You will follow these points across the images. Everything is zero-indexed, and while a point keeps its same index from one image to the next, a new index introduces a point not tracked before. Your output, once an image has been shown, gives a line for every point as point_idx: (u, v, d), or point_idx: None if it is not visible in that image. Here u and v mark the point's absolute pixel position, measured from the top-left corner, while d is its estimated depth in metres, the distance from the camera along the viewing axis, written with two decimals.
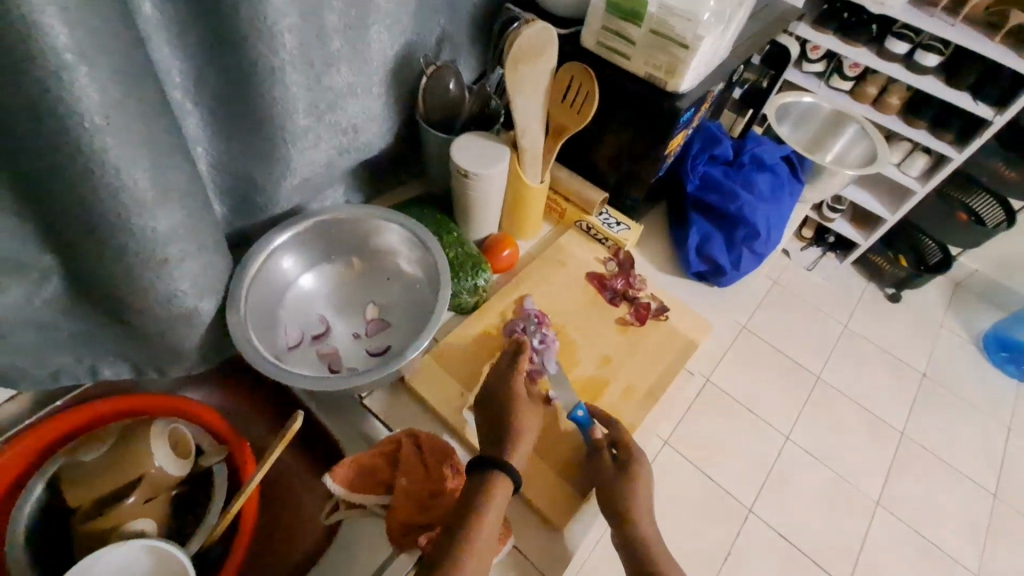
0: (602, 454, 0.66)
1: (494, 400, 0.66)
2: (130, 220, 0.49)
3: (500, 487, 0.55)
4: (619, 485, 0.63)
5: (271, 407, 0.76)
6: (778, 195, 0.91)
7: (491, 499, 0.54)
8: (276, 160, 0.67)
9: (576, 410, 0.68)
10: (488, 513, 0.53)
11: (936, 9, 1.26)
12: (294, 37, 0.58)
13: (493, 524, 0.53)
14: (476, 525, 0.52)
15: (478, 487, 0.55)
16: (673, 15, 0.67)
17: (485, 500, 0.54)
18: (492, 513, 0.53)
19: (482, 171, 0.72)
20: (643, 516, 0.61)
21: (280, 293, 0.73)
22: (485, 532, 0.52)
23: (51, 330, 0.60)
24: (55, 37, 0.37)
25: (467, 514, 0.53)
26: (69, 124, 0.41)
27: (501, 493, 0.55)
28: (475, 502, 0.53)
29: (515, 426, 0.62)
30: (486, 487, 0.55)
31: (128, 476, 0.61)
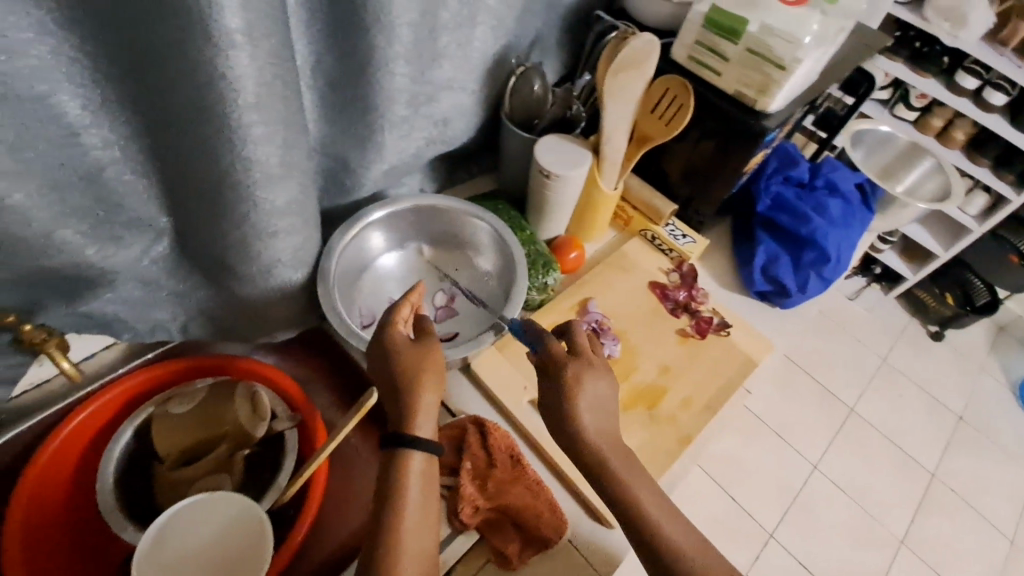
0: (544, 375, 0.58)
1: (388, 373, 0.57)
2: (254, 193, 0.52)
3: (415, 462, 0.52)
4: (562, 410, 0.55)
5: (337, 380, 0.78)
6: (849, 221, 0.91)
7: (407, 482, 0.51)
8: (372, 146, 0.69)
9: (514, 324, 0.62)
10: (408, 496, 0.51)
11: (1005, 50, 1.25)
12: (410, 31, 0.60)
13: (420, 498, 0.51)
14: (400, 514, 0.50)
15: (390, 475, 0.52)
16: (774, 35, 0.67)
17: (402, 486, 0.51)
18: (413, 494, 0.51)
19: (564, 173, 0.74)
20: (593, 431, 0.54)
21: (359, 274, 0.77)
22: (411, 518, 0.50)
23: (155, 287, 0.64)
24: (230, 20, 0.40)
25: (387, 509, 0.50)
26: (225, 100, 0.44)
27: (417, 472, 0.52)
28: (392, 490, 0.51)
29: (407, 393, 0.55)
30: (400, 476, 0.51)
31: (215, 432, 0.66)
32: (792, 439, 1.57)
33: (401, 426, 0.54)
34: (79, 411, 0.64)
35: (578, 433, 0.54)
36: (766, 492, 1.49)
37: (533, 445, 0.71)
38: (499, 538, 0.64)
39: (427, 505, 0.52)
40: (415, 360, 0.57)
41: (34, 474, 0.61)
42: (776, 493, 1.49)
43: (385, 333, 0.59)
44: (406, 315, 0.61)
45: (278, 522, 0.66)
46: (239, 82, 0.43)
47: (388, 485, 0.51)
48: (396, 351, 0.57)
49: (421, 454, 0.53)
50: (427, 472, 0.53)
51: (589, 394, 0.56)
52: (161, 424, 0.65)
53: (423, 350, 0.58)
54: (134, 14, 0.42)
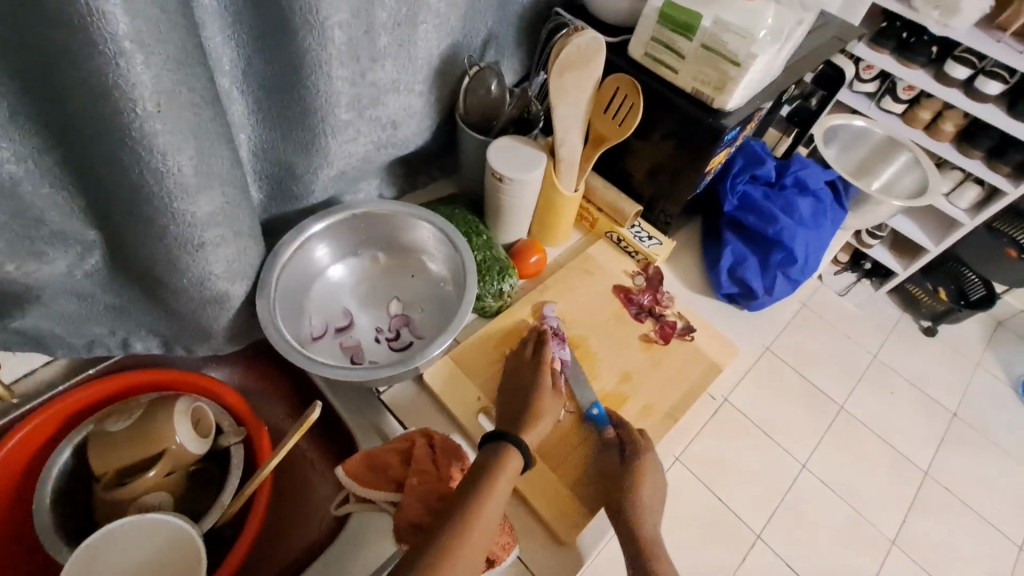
0: (613, 450, 0.67)
1: (517, 388, 0.69)
2: (172, 205, 0.50)
3: (516, 460, 0.59)
4: (626, 476, 0.64)
5: (291, 392, 0.77)
6: (819, 220, 0.88)
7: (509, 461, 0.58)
8: (315, 152, 0.67)
9: (593, 409, 0.70)
10: (503, 477, 0.57)
11: (1004, 35, 1.20)
12: (343, 32, 0.58)
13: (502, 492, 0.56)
14: (488, 490, 0.55)
15: (495, 453, 0.58)
16: (728, 30, 0.64)
17: (498, 470, 0.57)
18: (504, 482, 0.56)
19: (517, 177, 0.71)
20: (647, 507, 0.62)
21: (309, 282, 0.75)
22: (495, 502, 0.55)
23: (89, 301, 0.62)
24: (115, 25, 0.37)
25: (482, 481, 0.55)
26: (123, 110, 0.42)
27: (513, 468, 0.58)
28: (492, 467, 0.57)
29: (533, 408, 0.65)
30: (501, 461, 0.58)
31: (151, 449, 0.62)
32: (782, 439, 1.54)
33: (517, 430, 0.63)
34: (14, 431, 0.63)
35: (633, 501, 0.62)
36: (752, 492, 1.46)
37: None
38: None
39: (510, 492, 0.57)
40: (550, 397, 0.67)
41: None
42: (764, 494, 1.46)
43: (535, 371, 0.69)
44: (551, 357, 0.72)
45: (222, 539, 0.65)
46: (135, 90, 0.41)
47: (491, 463, 0.57)
48: (540, 385, 0.67)
49: (518, 456, 0.59)
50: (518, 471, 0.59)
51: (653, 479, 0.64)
52: (100, 440, 0.63)
53: (556, 395, 0.68)
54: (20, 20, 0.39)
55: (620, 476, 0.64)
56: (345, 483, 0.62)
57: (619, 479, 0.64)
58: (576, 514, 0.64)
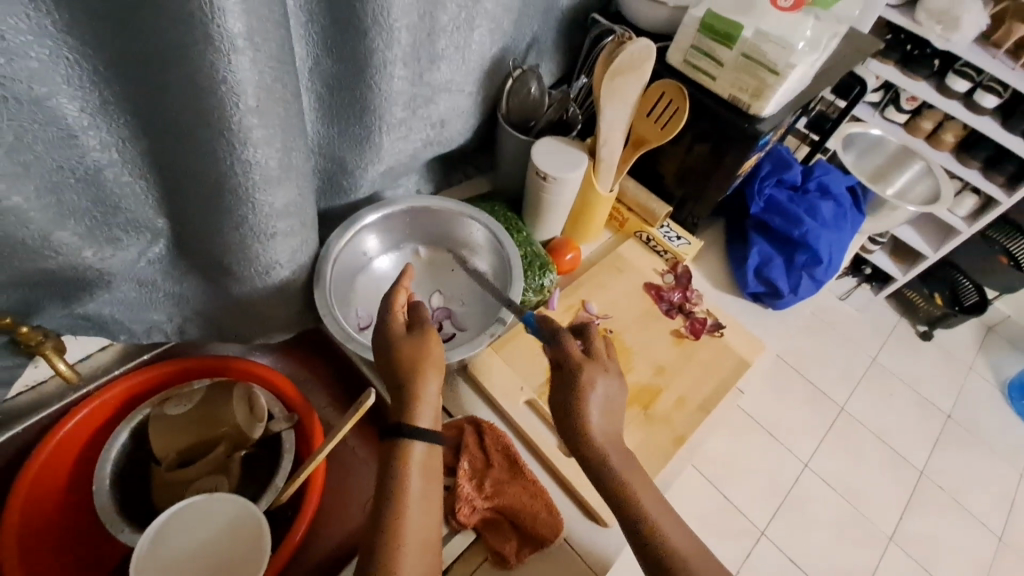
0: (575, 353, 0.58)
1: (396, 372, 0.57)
2: (254, 196, 0.52)
3: (416, 453, 0.54)
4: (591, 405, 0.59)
5: (335, 380, 0.79)
6: (840, 224, 0.92)
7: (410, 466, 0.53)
8: (370, 147, 0.70)
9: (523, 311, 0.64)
10: (412, 482, 0.53)
11: (998, 52, 1.26)
12: (408, 34, 0.61)
13: (420, 491, 0.53)
14: (402, 502, 0.52)
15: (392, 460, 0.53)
16: (768, 41, 0.68)
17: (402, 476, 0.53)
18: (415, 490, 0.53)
19: (561, 176, 0.74)
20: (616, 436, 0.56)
21: (356, 274, 0.77)
22: (415, 511, 0.52)
23: (150, 287, 0.64)
24: (232, 25, 0.40)
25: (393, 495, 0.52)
26: (225, 104, 0.44)
27: (417, 464, 0.54)
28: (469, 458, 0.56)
29: (409, 385, 0.55)
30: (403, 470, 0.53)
31: (212, 432, 0.66)
32: (784, 438, 1.59)
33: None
34: (74, 413, 0.64)
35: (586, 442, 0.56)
36: (756, 489, 1.51)
37: (531, 448, 0.71)
38: (495, 537, 0.64)
39: (427, 489, 0.54)
40: (412, 352, 0.57)
41: (31, 475, 0.61)
42: (767, 491, 1.51)
43: (384, 322, 0.59)
44: (402, 303, 0.61)
45: (274, 522, 0.67)
46: (240, 86, 0.43)
47: (393, 476, 0.53)
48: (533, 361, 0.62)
49: (420, 444, 0.54)
50: (427, 458, 0.55)
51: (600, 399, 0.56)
52: (159, 424, 0.64)
53: (421, 337, 0.58)
54: (130, 17, 0.42)
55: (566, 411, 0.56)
56: None
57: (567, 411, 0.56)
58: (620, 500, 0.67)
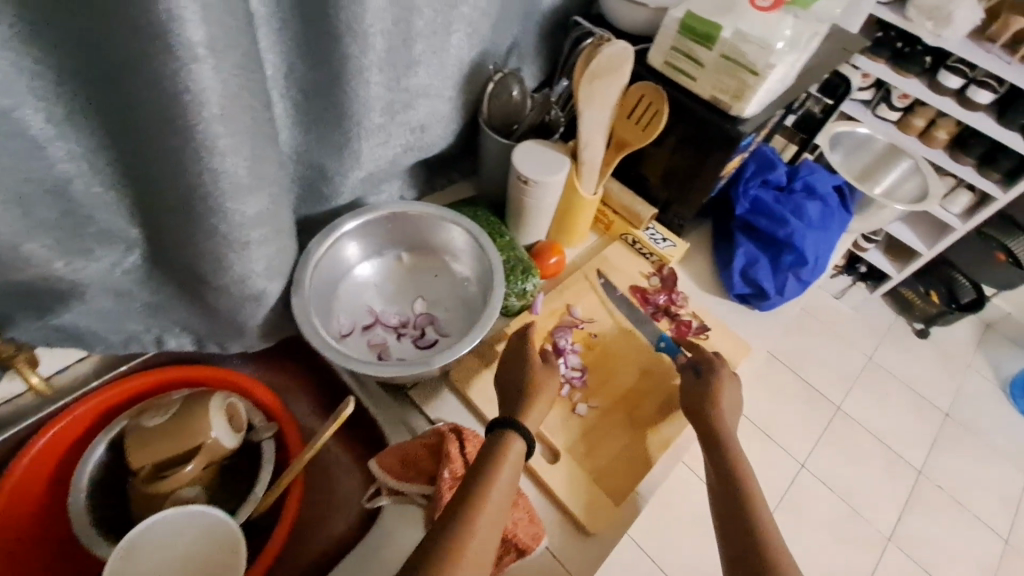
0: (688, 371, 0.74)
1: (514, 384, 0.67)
2: (224, 205, 0.51)
3: (514, 449, 0.59)
4: (705, 398, 0.70)
5: (317, 388, 0.79)
6: (827, 223, 0.92)
7: (505, 463, 0.57)
8: (349, 153, 0.69)
9: (661, 341, 0.80)
10: (501, 481, 0.56)
11: (993, 47, 1.25)
12: (384, 39, 0.60)
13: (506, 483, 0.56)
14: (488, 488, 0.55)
15: (491, 456, 0.58)
16: (748, 41, 0.67)
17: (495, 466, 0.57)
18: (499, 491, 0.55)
19: (542, 180, 0.74)
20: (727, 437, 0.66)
21: (337, 282, 0.76)
22: (495, 507, 0.54)
23: (128, 297, 0.63)
24: (191, 32, 0.39)
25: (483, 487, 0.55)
26: (189, 112, 0.43)
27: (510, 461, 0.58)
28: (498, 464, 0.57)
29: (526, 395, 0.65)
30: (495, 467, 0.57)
31: (187, 444, 0.63)
32: (781, 439, 1.58)
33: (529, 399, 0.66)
34: (49, 426, 0.64)
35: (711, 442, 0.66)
36: None
37: None
38: None
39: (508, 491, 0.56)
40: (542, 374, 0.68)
41: (5, 490, 0.60)
42: (764, 492, 1.50)
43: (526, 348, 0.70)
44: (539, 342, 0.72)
45: (254, 532, 0.66)
46: (203, 95, 0.42)
47: (489, 459, 0.58)
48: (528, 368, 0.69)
49: (518, 444, 0.60)
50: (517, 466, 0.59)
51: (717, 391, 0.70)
52: (136, 435, 0.64)
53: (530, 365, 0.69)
54: (93, 25, 0.41)
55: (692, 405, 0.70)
56: (377, 476, 0.64)
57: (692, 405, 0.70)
58: (601, 506, 0.67)
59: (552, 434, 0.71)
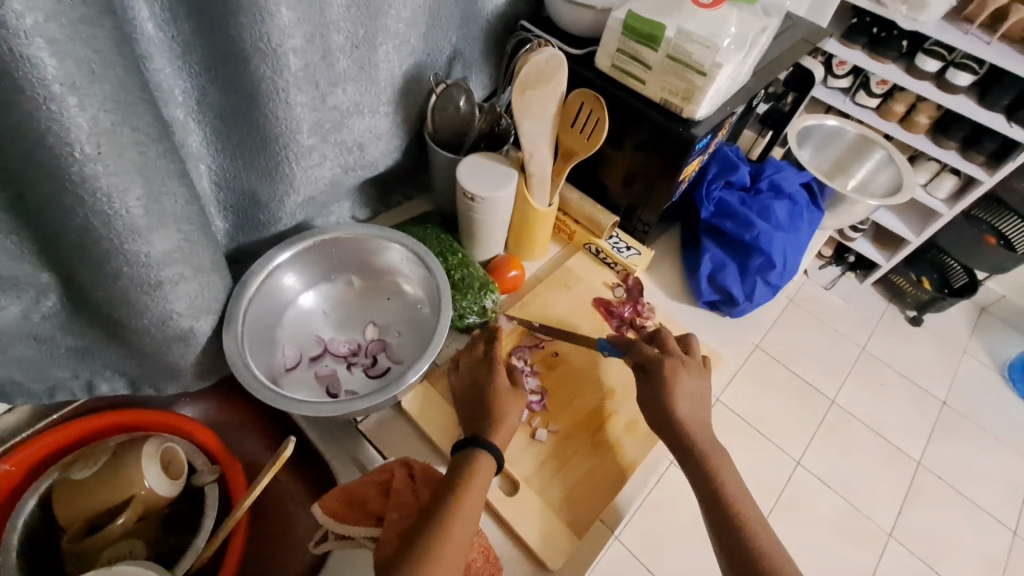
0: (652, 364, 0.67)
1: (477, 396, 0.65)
2: (124, 246, 0.48)
3: (483, 463, 0.58)
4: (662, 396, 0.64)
5: (267, 424, 0.75)
6: (795, 223, 0.88)
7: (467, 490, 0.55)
8: (280, 179, 0.65)
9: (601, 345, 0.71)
10: (462, 513, 0.54)
11: (970, 27, 1.21)
12: (299, 58, 0.56)
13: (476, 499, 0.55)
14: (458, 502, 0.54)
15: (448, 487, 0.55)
16: (692, 41, 0.63)
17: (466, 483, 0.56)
18: (459, 522, 0.53)
19: (489, 195, 0.70)
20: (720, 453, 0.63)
21: (280, 313, 0.73)
22: (457, 541, 0.52)
23: (47, 345, 0.59)
24: (43, 69, 0.35)
25: (442, 521, 0.53)
26: (60, 155, 0.40)
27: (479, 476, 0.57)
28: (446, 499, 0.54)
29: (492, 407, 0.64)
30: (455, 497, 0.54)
31: (118, 496, 0.60)
32: (774, 437, 1.54)
33: (481, 427, 0.62)
34: None
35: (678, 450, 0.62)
36: None
37: None
38: None
39: (470, 522, 0.54)
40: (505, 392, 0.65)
41: None
42: (760, 493, 1.46)
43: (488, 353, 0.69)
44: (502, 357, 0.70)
45: None
46: (70, 134, 0.39)
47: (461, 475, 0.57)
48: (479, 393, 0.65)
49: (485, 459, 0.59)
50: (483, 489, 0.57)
51: (684, 389, 0.65)
52: (65, 488, 0.60)
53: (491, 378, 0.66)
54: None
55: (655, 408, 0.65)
56: (321, 520, 0.60)
57: (652, 405, 0.65)
58: (564, 537, 0.63)
59: (511, 463, 0.67)
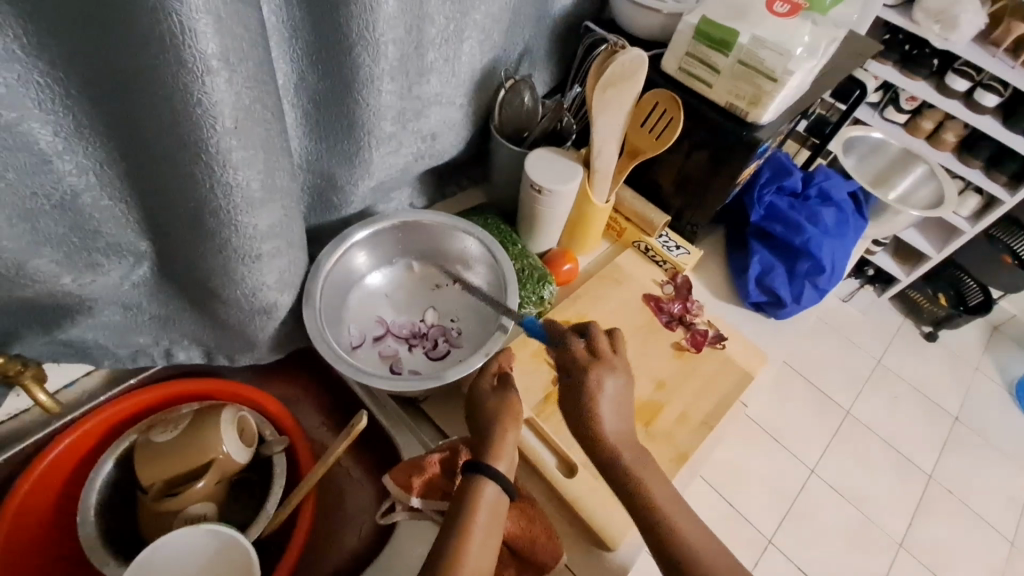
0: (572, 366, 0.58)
1: None
2: (236, 218, 0.50)
3: (487, 493, 0.52)
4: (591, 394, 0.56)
5: (329, 400, 0.78)
6: (843, 230, 0.91)
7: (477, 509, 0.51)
8: (359, 163, 0.68)
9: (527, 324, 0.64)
10: (468, 563, 0.49)
11: (997, 51, 1.24)
12: (395, 48, 0.59)
13: (486, 526, 0.51)
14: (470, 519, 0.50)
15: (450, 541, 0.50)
16: (765, 47, 0.66)
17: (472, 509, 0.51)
18: (482, 516, 0.51)
19: (554, 189, 0.73)
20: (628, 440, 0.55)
21: (348, 292, 0.75)
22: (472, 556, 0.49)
23: (134, 312, 0.62)
24: (206, 45, 0.38)
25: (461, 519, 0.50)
26: (202, 126, 0.42)
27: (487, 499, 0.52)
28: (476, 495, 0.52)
29: None
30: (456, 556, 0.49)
31: (198, 460, 0.62)
32: (791, 445, 1.57)
33: None
34: (59, 441, 0.63)
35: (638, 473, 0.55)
36: (761, 495, 1.48)
37: (530, 470, 0.69)
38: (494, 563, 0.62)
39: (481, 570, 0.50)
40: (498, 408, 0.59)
41: (13, 505, 0.60)
42: (774, 498, 1.48)
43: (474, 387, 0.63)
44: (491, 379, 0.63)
45: (266, 549, 0.66)
46: (216, 107, 0.42)
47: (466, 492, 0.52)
48: None
49: (490, 487, 0.53)
50: (492, 519, 0.52)
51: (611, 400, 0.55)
52: (145, 451, 0.63)
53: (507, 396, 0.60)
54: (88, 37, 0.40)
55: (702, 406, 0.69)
56: (391, 490, 0.63)
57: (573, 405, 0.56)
58: (620, 521, 0.65)
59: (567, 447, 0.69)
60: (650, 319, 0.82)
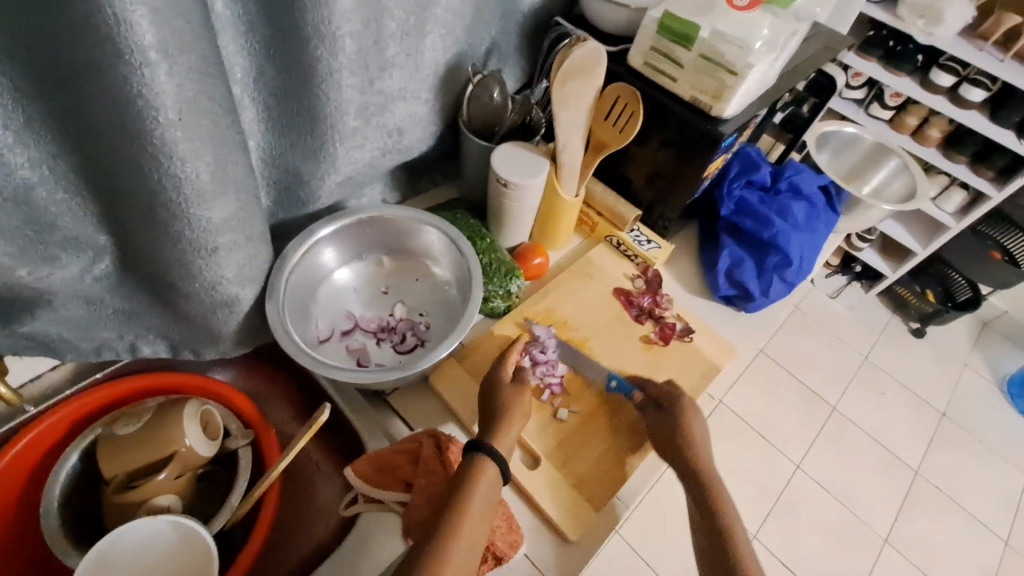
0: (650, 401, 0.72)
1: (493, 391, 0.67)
2: (189, 211, 0.51)
3: (489, 472, 0.56)
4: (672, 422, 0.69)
5: (297, 394, 0.78)
6: (812, 224, 0.91)
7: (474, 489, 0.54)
8: (323, 158, 0.68)
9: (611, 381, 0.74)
10: (458, 546, 0.50)
11: (986, 43, 1.23)
12: (353, 42, 0.60)
13: (484, 505, 0.54)
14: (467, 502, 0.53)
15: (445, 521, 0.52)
16: (725, 41, 0.66)
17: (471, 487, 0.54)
18: (479, 496, 0.54)
19: (521, 183, 0.73)
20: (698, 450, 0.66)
21: (315, 286, 0.76)
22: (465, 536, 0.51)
23: (97, 306, 0.62)
24: (142, 36, 0.39)
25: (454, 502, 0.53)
26: (146, 118, 0.43)
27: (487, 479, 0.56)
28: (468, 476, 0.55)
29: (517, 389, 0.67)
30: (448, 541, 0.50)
31: (161, 452, 0.63)
32: (778, 441, 1.53)
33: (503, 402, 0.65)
34: (22, 435, 0.63)
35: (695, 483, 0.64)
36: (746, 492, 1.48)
37: None
38: None
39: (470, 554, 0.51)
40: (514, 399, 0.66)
41: None
42: (759, 495, 1.48)
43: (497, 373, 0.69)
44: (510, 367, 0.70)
45: (230, 541, 0.66)
46: (158, 99, 0.42)
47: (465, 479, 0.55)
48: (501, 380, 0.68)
49: (491, 468, 0.57)
50: (490, 500, 0.55)
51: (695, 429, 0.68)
52: (108, 443, 0.63)
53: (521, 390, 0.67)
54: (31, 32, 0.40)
55: (671, 417, 0.69)
56: (354, 484, 0.63)
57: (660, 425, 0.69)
58: (582, 511, 0.66)
59: (530, 439, 0.70)
60: (619, 313, 0.82)
